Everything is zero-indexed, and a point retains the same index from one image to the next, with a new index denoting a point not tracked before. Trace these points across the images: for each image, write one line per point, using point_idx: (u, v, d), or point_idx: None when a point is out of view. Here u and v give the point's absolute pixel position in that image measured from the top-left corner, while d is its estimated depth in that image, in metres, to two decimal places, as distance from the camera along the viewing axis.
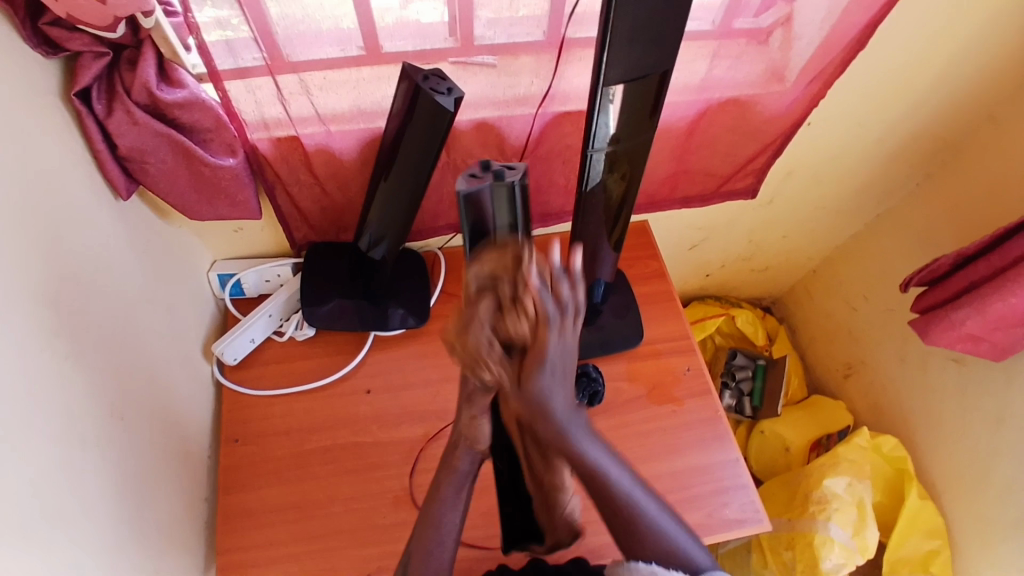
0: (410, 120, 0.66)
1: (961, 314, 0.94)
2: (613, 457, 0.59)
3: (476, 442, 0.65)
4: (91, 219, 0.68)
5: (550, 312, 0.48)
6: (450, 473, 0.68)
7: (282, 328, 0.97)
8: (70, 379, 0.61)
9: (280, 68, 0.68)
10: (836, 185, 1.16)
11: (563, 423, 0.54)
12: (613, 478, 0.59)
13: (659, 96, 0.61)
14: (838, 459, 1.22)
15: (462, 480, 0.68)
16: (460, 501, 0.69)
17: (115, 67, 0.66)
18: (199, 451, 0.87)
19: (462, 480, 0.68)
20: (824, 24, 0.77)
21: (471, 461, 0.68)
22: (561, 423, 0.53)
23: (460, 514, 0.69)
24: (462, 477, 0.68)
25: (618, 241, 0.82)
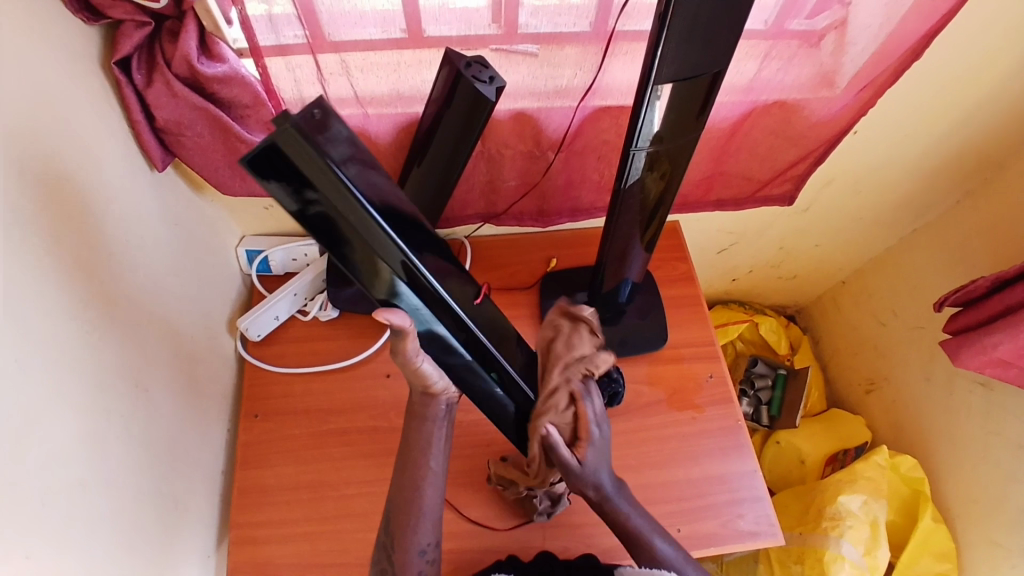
0: (328, 213, 0.44)
1: (995, 338, 0.91)
2: (653, 528, 0.69)
3: (433, 387, 0.58)
4: (126, 190, 0.68)
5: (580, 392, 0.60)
6: (422, 414, 0.62)
7: (306, 308, 0.97)
8: (97, 349, 0.62)
9: (321, 48, 0.67)
10: (876, 197, 1.12)
11: (607, 493, 0.66)
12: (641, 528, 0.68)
13: (710, 97, 0.58)
14: (856, 476, 1.19)
15: (440, 419, 0.62)
16: (440, 443, 0.63)
17: (156, 37, 0.65)
18: (219, 424, 0.88)
19: (440, 421, 0.62)
20: (881, 30, 0.74)
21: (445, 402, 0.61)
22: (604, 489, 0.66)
23: (440, 455, 0.64)
24: (438, 419, 0.62)
25: (650, 241, 0.80)
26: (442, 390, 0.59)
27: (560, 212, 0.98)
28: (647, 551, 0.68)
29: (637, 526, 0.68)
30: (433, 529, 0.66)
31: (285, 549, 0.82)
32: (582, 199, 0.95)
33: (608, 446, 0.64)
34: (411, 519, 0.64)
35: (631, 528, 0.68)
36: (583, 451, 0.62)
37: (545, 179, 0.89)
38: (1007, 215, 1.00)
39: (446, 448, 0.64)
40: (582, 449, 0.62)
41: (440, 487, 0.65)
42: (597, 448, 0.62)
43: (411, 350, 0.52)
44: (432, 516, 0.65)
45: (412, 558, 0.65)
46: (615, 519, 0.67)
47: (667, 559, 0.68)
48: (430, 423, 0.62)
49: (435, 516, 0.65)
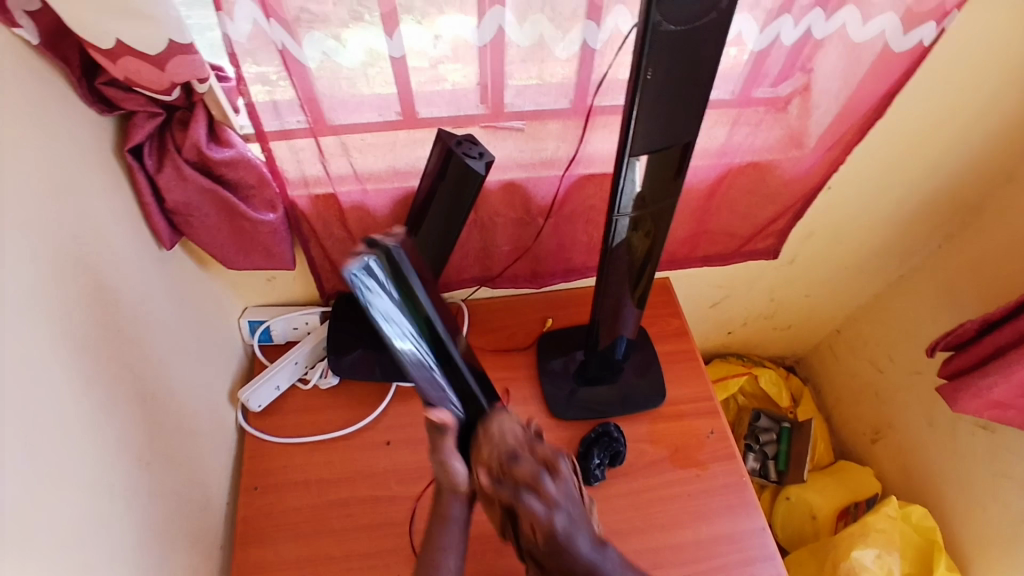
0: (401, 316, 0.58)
1: (989, 380, 0.93)
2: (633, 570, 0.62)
3: (459, 488, 0.67)
4: (134, 268, 0.71)
5: (541, 485, 0.55)
6: (445, 521, 0.71)
7: (307, 376, 0.99)
8: (102, 425, 0.63)
9: (321, 131, 0.72)
10: (857, 246, 1.16)
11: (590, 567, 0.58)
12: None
13: (683, 164, 0.62)
14: (868, 529, 1.17)
15: (458, 527, 0.71)
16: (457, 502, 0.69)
17: (167, 127, 0.70)
18: (218, 497, 0.87)
19: (459, 527, 0.71)
20: (842, 92, 0.79)
21: (462, 510, 0.71)
22: (590, 563, 0.58)
23: (458, 556, 0.72)
24: (456, 523, 0.71)
25: (641, 298, 0.83)
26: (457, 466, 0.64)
27: (553, 273, 1.01)
28: None
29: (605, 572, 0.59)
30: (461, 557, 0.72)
31: None
32: (573, 260, 0.98)
33: (582, 527, 0.58)
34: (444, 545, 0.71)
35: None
36: (550, 500, 0.55)
37: (537, 244, 0.93)
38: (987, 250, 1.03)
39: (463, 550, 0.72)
40: (554, 517, 0.56)
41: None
42: (567, 522, 0.56)
43: (450, 450, 0.63)
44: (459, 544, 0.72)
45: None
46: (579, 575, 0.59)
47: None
48: (450, 526, 0.71)
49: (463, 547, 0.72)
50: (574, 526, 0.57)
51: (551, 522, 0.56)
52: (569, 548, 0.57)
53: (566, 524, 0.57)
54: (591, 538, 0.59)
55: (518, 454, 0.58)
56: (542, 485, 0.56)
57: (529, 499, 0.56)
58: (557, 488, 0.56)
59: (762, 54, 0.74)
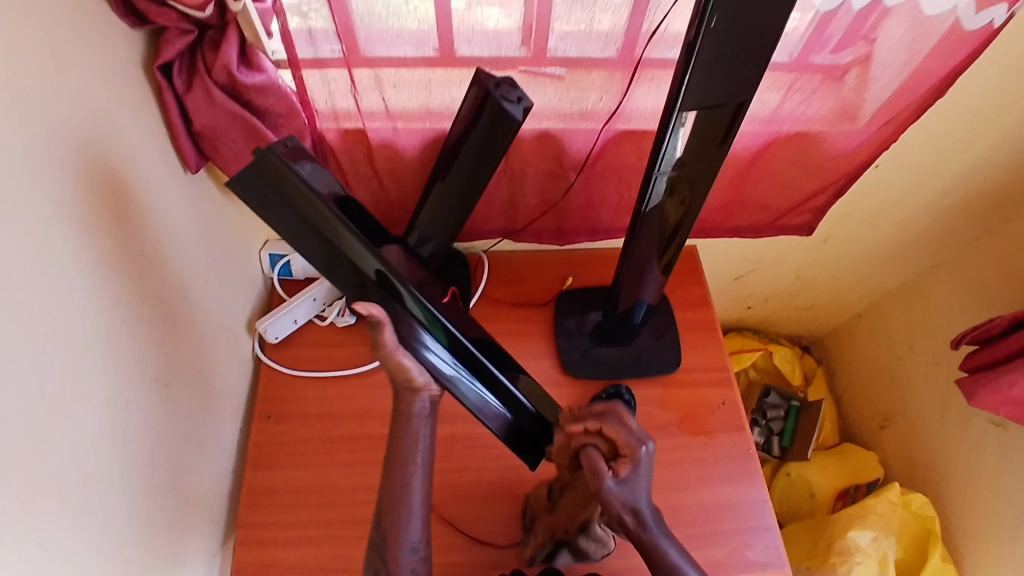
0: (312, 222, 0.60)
1: (1011, 377, 0.91)
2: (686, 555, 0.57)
3: (416, 380, 0.58)
4: (160, 188, 0.70)
5: (610, 428, 0.55)
6: (408, 418, 0.60)
7: (324, 313, 0.99)
8: (122, 342, 0.64)
9: (356, 63, 0.69)
10: (895, 230, 1.12)
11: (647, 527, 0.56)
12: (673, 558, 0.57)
13: (732, 129, 0.59)
14: (867, 511, 1.17)
15: (424, 419, 0.61)
16: (426, 442, 0.61)
17: (198, 45, 0.68)
18: (233, 422, 0.89)
19: (425, 422, 0.61)
20: (906, 65, 0.75)
21: (429, 401, 0.60)
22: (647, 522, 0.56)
23: (427, 452, 0.62)
24: (422, 418, 0.61)
25: (667, 265, 0.80)
26: (425, 386, 0.59)
27: (579, 231, 0.99)
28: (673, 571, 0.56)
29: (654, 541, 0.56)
30: (423, 526, 0.64)
31: (290, 551, 0.83)
32: (600, 220, 0.96)
33: (648, 479, 0.56)
34: (402, 516, 0.63)
35: (665, 563, 0.57)
36: (626, 466, 0.55)
37: (565, 199, 0.91)
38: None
39: (433, 445, 0.63)
40: (623, 466, 0.55)
41: (428, 486, 0.63)
42: (634, 472, 0.55)
43: (391, 344, 0.56)
44: (420, 512, 0.63)
45: (403, 554, 0.64)
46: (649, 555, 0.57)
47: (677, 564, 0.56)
48: (415, 421, 0.60)
49: (425, 513, 0.64)
50: (643, 471, 0.55)
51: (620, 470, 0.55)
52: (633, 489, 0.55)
53: (638, 467, 0.55)
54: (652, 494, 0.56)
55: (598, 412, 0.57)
56: (618, 425, 0.55)
57: (598, 452, 0.56)
58: (632, 431, 0.55)
59: (827, 16, 0.69)
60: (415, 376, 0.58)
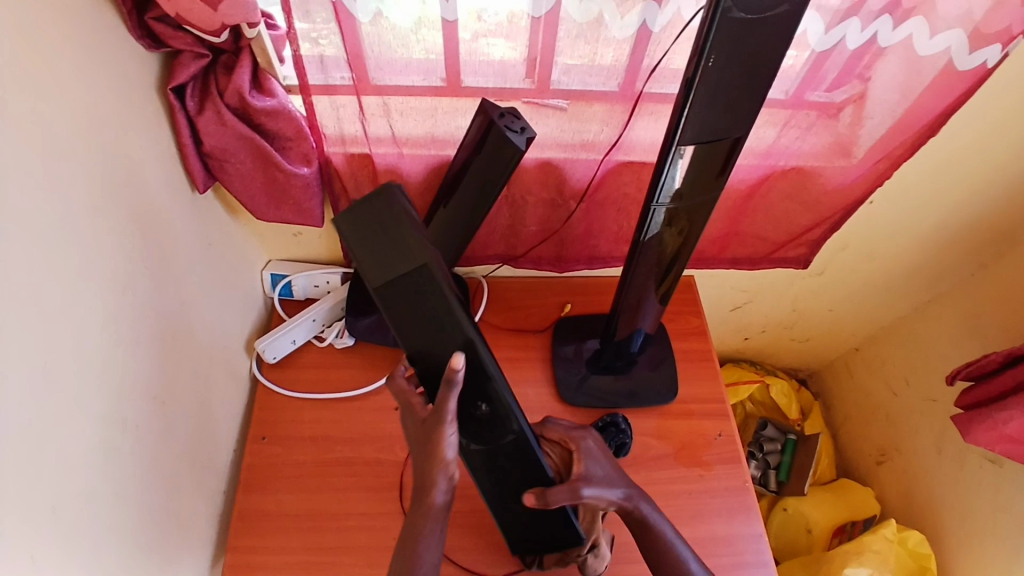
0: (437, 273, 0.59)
1: (1006, 413, 0.91)
2: (679, 539, 0.72)
3: (449, 464, 0.61)
4: (166, 207, 0.71)
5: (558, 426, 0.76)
6: (425, 510, 0.62)
7: (323, 334, 0.99)
8: (121, 359, 0.64)
9: (365, 90, 0.71)
10: (889, 265, 1.14)
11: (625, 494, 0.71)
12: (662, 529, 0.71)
13: (729, 161, 0.61)
14: (863, 548, 1.16)
15: (439, 516, 0.63)
16: (438, 536, 0.64)
17: (211, 70, 0.70)
18: (226, 442, 0.88)
19: (439, 520, 0.63)
20: (897, 105, 0.77)
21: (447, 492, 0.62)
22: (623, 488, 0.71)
23: (438, 549, 0.64)
24: (439, 511, 0.62)
25: (665, 293, 0.82)
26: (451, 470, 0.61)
27: (577, 259, 1.00)
28: (659, 537, 0.71)
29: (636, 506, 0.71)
30: None
31: None
32: (598, 248, 0.97)
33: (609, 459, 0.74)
34: None
35: (657, 531, 0.71)
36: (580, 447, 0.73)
37: (565, 227, 0.92)
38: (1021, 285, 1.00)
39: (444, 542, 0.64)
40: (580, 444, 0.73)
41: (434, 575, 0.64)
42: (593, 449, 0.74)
43: (447, 412, 0.59)
44: None
45: None
46: (644, 525, 0.71)
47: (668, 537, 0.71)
48: (432, 515, 0.62)
49: None
50: (595, 449, 0.74)
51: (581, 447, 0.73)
52: (593, 459, 0.72)
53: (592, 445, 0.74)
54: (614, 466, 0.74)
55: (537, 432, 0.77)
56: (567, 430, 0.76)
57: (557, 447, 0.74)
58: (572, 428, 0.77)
59: (822, 56, 0.72)
60: (448, 461, 0.60)
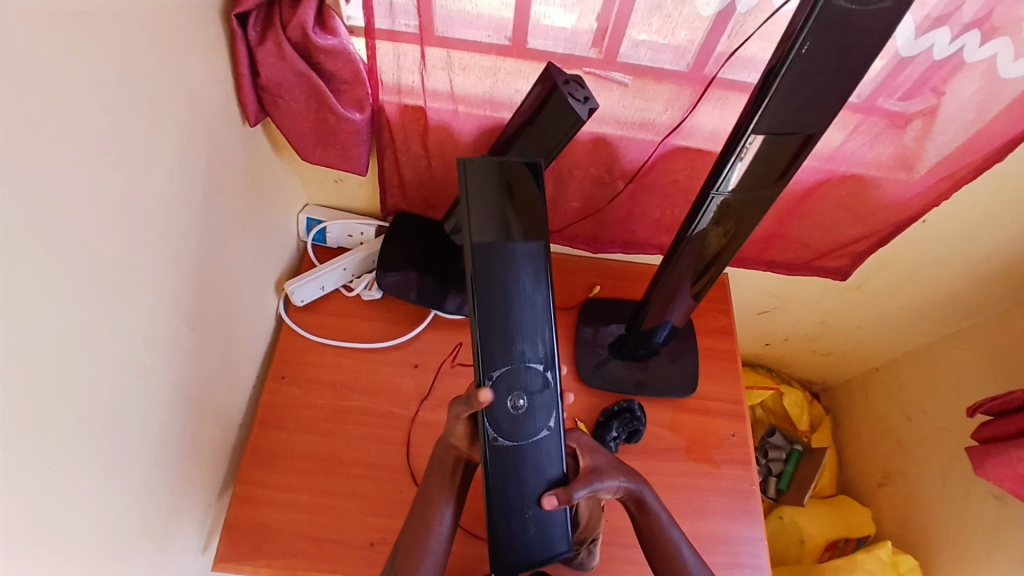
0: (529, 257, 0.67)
1: (1022, 452, 0.89)
2: (671, 523, 0.76)
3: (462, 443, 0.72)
4: (217, 136, 0.70)
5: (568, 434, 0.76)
6: (434, 480, 0.75)
7: (351, 284, 0.99)
8: (158, 280, 0.64)
9: (429, 41, 0.70)
10: (928, 289, 1.11)
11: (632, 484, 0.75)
12: (659, 515, 0.76)
13: (795, 160, 0.59)
14: (855, 566, 1.16)
15: (447, 486, 0.74)
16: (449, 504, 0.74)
17: (276, 0, 0.68)
18: (246, 377, 0.89)
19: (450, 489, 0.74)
20: (970, 125, 0.74)
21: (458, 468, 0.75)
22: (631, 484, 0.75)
23: (447, 521, 0.74)
24: (445, 480, 0.74)
25: (700, 290, 0.80)
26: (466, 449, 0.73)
27: (613, 242, 0.99)
28: (654, 522, 0.75)
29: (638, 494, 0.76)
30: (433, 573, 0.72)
31: (284, 515, 0.83)
32: (638, 233, 0.96)
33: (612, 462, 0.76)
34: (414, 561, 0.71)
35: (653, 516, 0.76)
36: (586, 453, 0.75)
37: (608, 207, 0.91)
38: None
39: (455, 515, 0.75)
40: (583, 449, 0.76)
41: (447, 539, 0.73)
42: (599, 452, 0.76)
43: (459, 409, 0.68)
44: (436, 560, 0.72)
45: None
46: (643, 513, 0.76)
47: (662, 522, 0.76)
48: (439, 483, 0.74)
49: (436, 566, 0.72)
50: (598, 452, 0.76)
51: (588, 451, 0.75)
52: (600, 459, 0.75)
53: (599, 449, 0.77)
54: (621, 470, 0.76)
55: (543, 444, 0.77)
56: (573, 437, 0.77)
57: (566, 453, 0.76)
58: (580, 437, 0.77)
59: (903, 61, 0.69)
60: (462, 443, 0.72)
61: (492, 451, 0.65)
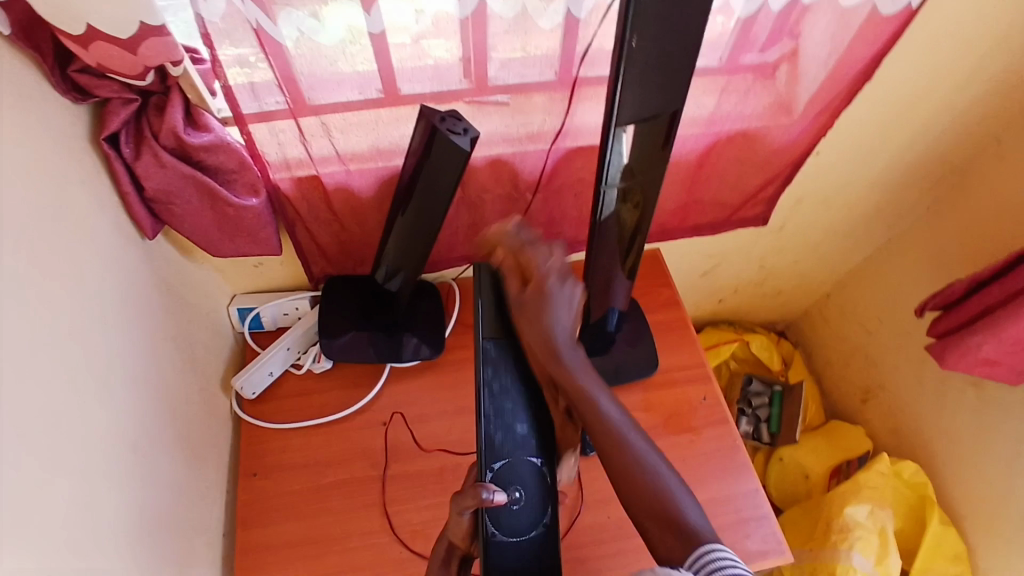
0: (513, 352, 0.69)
1: (978, 338, 0.94)
2: (659, 458, 0.66)
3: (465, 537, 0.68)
4: (120, 260, 0.69)
5: (541, 279, 0.67)
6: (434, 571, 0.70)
7: (301, 361, 0.97)
8: (95, 417, 0.62)
9: (301, 111, 0.70)
10: (846, 210, 1.16)
11: (624, 427, 0.67)
12: (616, 422, 0.67)
13: (671, 130, 0.61)
14: (859, 486, 1.20)
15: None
16: None
17: (143, 113, 0.68)
18: (218, 484, 0.87)
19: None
20: (830, 57, 0.78)
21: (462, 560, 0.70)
22: (561, 345, 0.67)
23: None
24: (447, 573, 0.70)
25: (631, 269, 0.83)
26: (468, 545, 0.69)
27: None
28: (628, 462, 0.65)
29: (604, 413, 0.67)
30: None
31: None
32: (563, 235, 0.98)
33: (570, 312, 0.68)
34: None
35: (632, 452, 0.66)
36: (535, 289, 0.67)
37: (526, 219, 0.92)
38: (991, 188, 1.01)
39: None
40: (566, 289, 0.68)
41: None
42: (560, 309, 0.67)
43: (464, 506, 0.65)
44: None
45: None
46: (613, 452, 0.66)
47: (616, 424, 0.67)
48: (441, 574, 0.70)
49: None
50: (559, 301, 0.67)
51: (553, 292, 0.67)
52: (549, 314, 0.66)
53: (572, 355, 0.67)
54: (570, 329, 0.68)
55: (530, 249, 0.68)
56: (560, 278, 0.67)
57: (534, 272, 0.67)
58: (555, 262, 0.68)
59: (748, 21, 0.72)
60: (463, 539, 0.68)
61: (494, 551, 0.64)
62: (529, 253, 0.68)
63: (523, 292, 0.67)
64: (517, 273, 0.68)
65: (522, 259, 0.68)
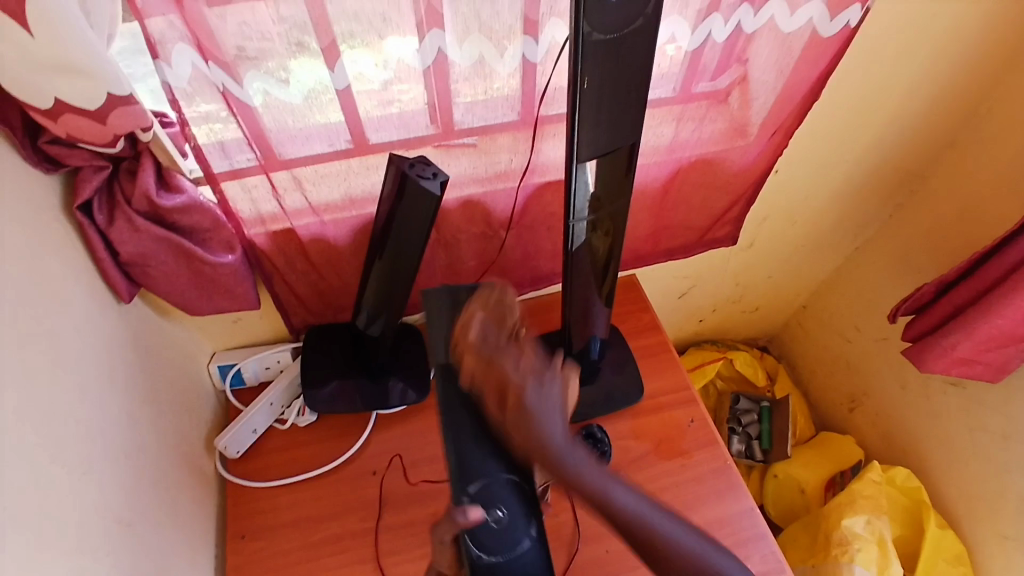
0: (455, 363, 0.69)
1: (952, 338, 0.96)
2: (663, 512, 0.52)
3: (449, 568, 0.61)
4: (97, 326, 0.69)
5: (528, 384, 0.52)
6: None
7: (284, 415, 0.96)
8: (79, 489, 0.61)
9: (273, 167, 0.72)
10: (811, 224, 1.20)
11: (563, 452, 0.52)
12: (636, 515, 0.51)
13: (631, 159, 0.64)
14: (854, 496, 1.20)
15: None
16: None
17: (115, 179, 0.69)
18: (206, 550, 0.85)
19: None
20: (776, 82, 0.83)
21: None
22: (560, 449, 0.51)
23: None
24: None
25: (608, 296, 0.84)
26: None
27: (522, 283, 1.02)
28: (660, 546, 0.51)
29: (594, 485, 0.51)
30: None
31: None
32: (540, 268, 0.99)
33: (563, 411, 0.53)
34: None
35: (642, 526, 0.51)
36: (514, 402, 0.52)
37: (502, 256, 0.94)
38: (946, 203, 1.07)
39: None
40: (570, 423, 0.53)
41: None
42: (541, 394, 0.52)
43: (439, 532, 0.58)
44: None
45: None
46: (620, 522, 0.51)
47: (638, 515, 0.51)
48: None
49: None
50: (545, 403, 0.52)
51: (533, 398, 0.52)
52: (535, 420, 0.52)
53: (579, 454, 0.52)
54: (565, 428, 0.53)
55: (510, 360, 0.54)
56: (540, 375, 0.53)
57: (507, 374, 0.53)
58: (529, 358, 0.54)
59: (696, 53, 0.76)
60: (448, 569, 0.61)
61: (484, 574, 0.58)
62: (494, 355, 0.55)
63: (505, 412, 0.53)
64: (491, 397, 0.54)
65: (500, 382, 0.53)
